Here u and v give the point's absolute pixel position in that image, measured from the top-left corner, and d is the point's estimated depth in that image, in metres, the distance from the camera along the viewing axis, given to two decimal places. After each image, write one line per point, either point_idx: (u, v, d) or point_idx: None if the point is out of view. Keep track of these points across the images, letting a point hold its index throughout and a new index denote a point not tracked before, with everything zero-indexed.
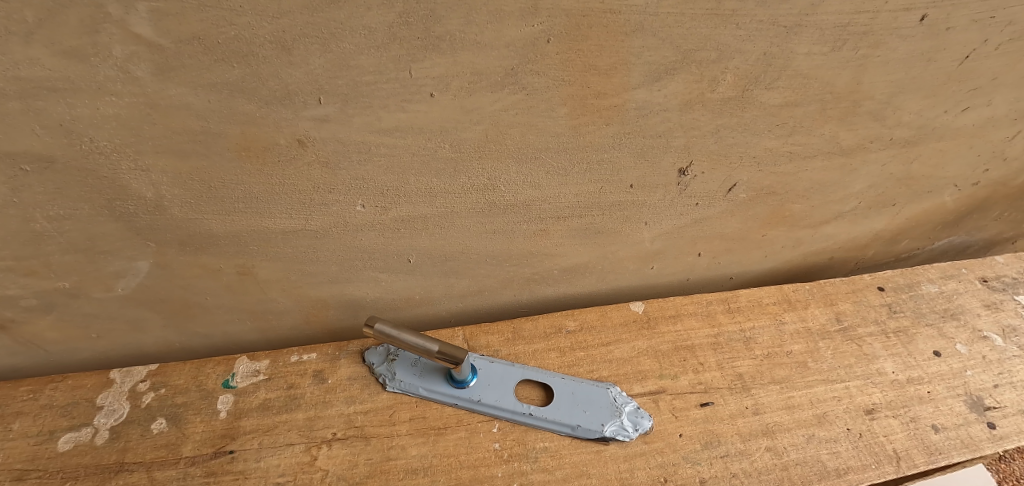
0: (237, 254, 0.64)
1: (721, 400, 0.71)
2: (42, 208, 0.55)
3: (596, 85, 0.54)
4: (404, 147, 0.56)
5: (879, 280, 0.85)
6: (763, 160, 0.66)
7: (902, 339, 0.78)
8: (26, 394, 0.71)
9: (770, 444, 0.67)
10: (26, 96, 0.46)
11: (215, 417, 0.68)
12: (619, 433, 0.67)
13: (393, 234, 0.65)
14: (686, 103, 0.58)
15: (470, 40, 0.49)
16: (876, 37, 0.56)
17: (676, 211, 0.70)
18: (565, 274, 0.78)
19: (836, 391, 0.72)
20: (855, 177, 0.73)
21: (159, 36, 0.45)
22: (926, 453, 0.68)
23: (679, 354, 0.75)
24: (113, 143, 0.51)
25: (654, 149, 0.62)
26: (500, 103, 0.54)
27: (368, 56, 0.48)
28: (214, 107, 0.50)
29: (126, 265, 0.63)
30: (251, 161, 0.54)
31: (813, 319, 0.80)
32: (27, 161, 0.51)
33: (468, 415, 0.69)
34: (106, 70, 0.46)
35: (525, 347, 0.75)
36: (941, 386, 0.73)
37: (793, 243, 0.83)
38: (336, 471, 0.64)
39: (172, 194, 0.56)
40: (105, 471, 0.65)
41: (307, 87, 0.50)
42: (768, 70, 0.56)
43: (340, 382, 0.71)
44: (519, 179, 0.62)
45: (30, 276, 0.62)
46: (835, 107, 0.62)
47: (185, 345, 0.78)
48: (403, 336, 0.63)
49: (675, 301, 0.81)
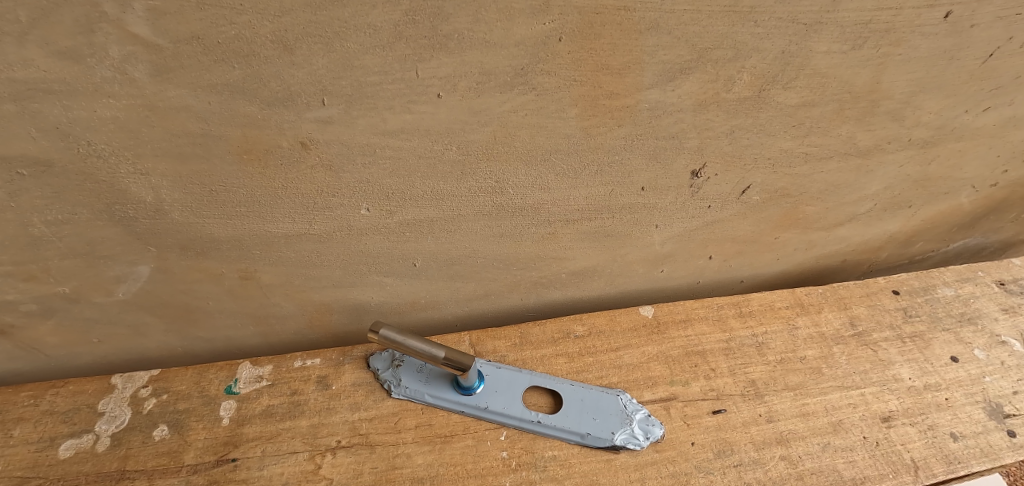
0: (239, 258, 0.63)
1: (734, 407, 0.69)
2: (39, 212, 0.54)
3: (609, 85, 0.53)
4: (410, 150, 0.54)
5: (894, 283, 0.83)
6: (778, 161, 0.65)
7: (918, 344, 0.76)
8: (26, 399, 0.70)
9: (784, 453, 0.66)
10: (21, 97, 0.45)
11: (218, 424, 0.67)
12: (630, 441, 0.65)
13: (398, 238, 0.64)
14: (700, 104, 0.56)
15: (479, 39, 0.47)
16: (898, 35, 0.54)
17: (688, 213, 0.69)
18: (572, 278, 0.76)
19: (851, 398, 0.71)
20: (871, 179, 0.71)
21: (156, 36, 0.43)
22: (945, 463, 0.66)
23: (691, 360, 0.73)
24: (111, 146, 0.49)
25: (666, 151, 0.60)
26: (508, 104, 0.52)
27: (373, 56, 0.47)
28: (215, 109, 0.48)
29: (126, 269, 0.62)
30: (253, 164, 0.53)
31: (827, 323, 0.78)
32: (23, 165, 0.50)
33: (474, 422, 0.67)
34: (103, 71, 0.44)
35: (533, 352, 0.74)
36: (959, 392, 0.72)
37: (806, 246, 0.81)
38: (341, 480, 0.63)
39: (172, 197, 0.55)
40: (105, 479, 0.63)
41: (310, 88, 0.48)
42: (786, 70, 0.55)
43: (345, 388, 0.70)
44: (527, 181, 0.60)
45: (29, 281, 0.61)
46: (853, 107, 0.60)
47: (187, 350, 0.76)
48: (409, 342, 0.62)
49: (685, 305, 0.79)
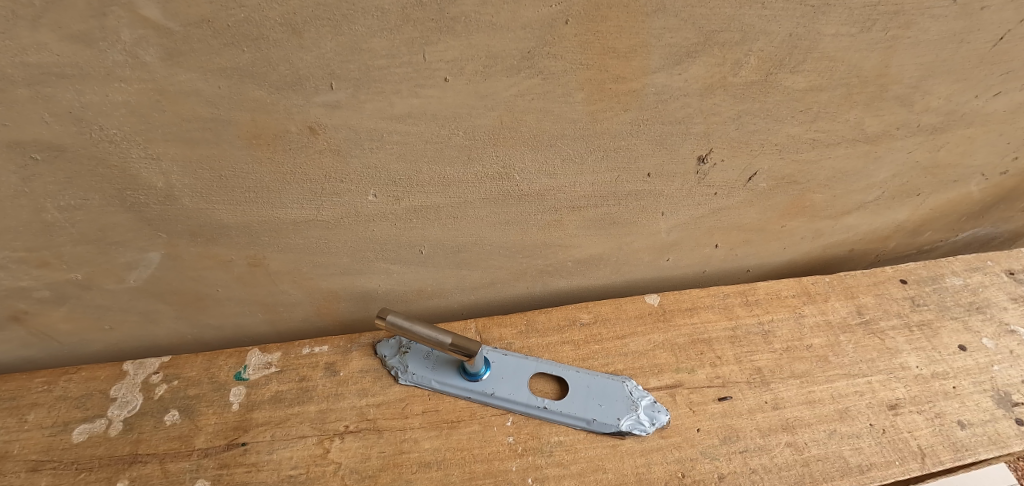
0: (249, 245, 0.64)
1: (740, 395, 0.69)
2: (52, 198, 0.55)
3: (615, 68, 0.53)
4: (416, 135, 0.55)
5: (902, 272, 0.82)
6: (786, 146, 0.64)
7: (926, 332, 0.76)
8: (40, 385, 0.71)
9: (790, 440, 0.66)
10: (35, 82, 0.46)
11: (228, 409, 0.68)
12: (636, 427, 0.66)
13: (405, 225, 0.64)
14: (707, 88, 0.56)
15: (485, 21, 0.47)
16: (907, 17, 0.54)
17: (694, 200, 0.69)
18: (578, 266, 0.76)
19: (858, 386, 0.71)
20: (879, 165, 0.71)
21: (167, 20, 0.44)
22: (952, 450, 0.66)
23: (696, 347, 0.73)
24: (122, 130, 0.50)
25: (673, 136, 0.60)
26: (515, 88, 0.53)
27: (380, 39, 0.47)
28: (224, 94, 0.49)
29: (137, 255, 0.63)
30: (262, 149, 0.53)
31: (834, 312, 0.78)
32: (36, 150, 0.50)
33: (481, 408, 0.68)
34: (114, 55, 0.45)
35: (538, 340, 0.74)
36: (967, 381, 0.71)
37: (813, 235, 0.80)
38: (349, 464, 0.64)
39: (181, 183, 0.55)
40: (118, 462, 0.64)
41: (318, 73, 0.48)
42: (794, 53, 0.54)
43: (352, 375, 0.71)
44: (534, 167, 0.60)
45: (42, 268, 0.62)
46: (862, 91, 0.60)
47: (197, 337, 0.77)
48: (416, 328, 0.62)
49: (692, 293, 0.79)
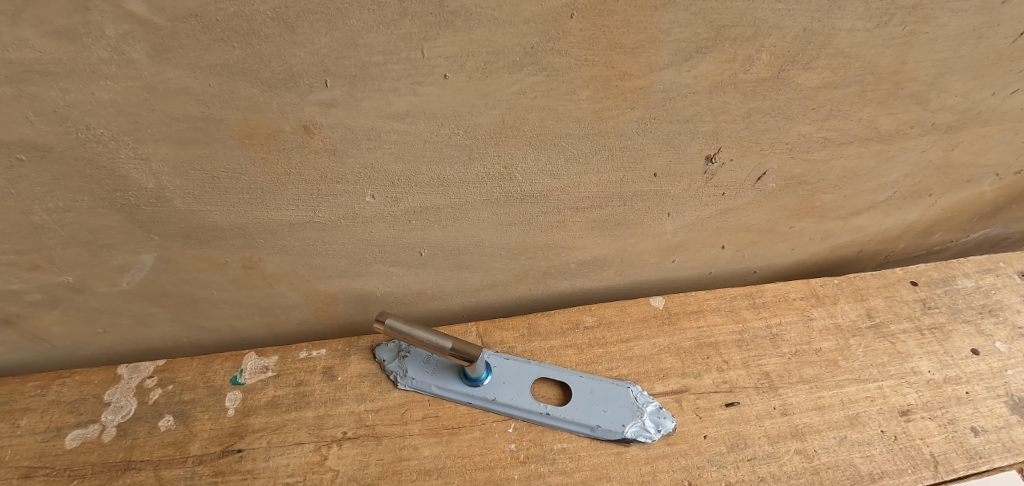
0: (244, 247, 0.62)
1: (747, 400, 0.68)
2: (40, 199, 0.53)
3: (621, 64, 0.51)
4: (415, 134, 0.53)
5: (913, 274, 0.80)
6: (796, 146, 0.62)
7: (938, 336, 0.74)
8: (32, 389, 0.69)
9: (799, 447, 0.64)
10: (17, 80, 0.44)
11: (223, 415, 0.66)
12: (641, 434, 0.64)
13: (404, 226, 0.63)
14: (716, 85, 0.54)
15: (486, 15, 0.46)
16: (926, 11, 0.52)
17: (701, 201, 0.67)
18: (582, 268, 0.75)
19: (869, 391, 0.69)
20: (891, 165, 0.69)
21: (153, 14, 0.42)
22: (965, 458, 0.64)
23: (703, 351, 0.71)
24: (110, 130, 0.48)
25: (680, 135, 0.58)
26: (517, 85, 0.51)
27: (377, 34, 0.45)
28: (215, 92, 0.47)
29: (129, 258, 0.61)
30: (255, 149, 0.52)
31: (843, 315, 0.76)
32: (22, 150, 0.49)
33: (482, 414, 0.66)
34: (100, 51, 0.43)
35: (541, 344, 0.72)
36: (980, 386, 0.70)
37: (822, 235, 0.79)
38: (347, 471, 0.62)
39: (173, 184, 0.54)
40: (111, 469, 0.63)
41: (312, 69, 0.47)
42: (807, 49, 0.53)
43: (350, 379, 0.69)
44: (536, 167, 0.59)
45: (32, 271, 0.60)
46: (876, 88, 0.58)
47: (193, 340, 0.76)
48: (415, 332, 0.61)
49: (698, 296, 0.77)
